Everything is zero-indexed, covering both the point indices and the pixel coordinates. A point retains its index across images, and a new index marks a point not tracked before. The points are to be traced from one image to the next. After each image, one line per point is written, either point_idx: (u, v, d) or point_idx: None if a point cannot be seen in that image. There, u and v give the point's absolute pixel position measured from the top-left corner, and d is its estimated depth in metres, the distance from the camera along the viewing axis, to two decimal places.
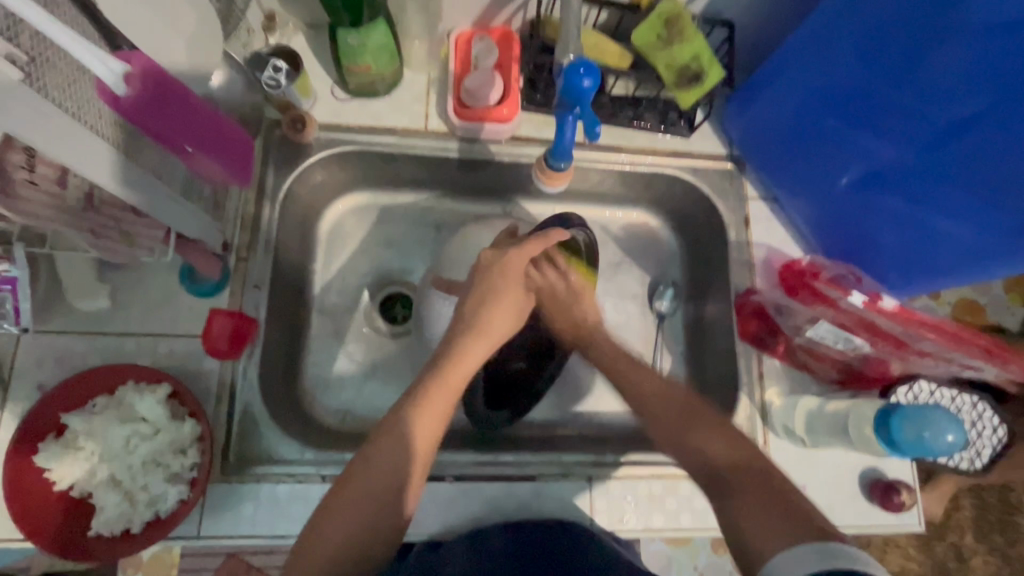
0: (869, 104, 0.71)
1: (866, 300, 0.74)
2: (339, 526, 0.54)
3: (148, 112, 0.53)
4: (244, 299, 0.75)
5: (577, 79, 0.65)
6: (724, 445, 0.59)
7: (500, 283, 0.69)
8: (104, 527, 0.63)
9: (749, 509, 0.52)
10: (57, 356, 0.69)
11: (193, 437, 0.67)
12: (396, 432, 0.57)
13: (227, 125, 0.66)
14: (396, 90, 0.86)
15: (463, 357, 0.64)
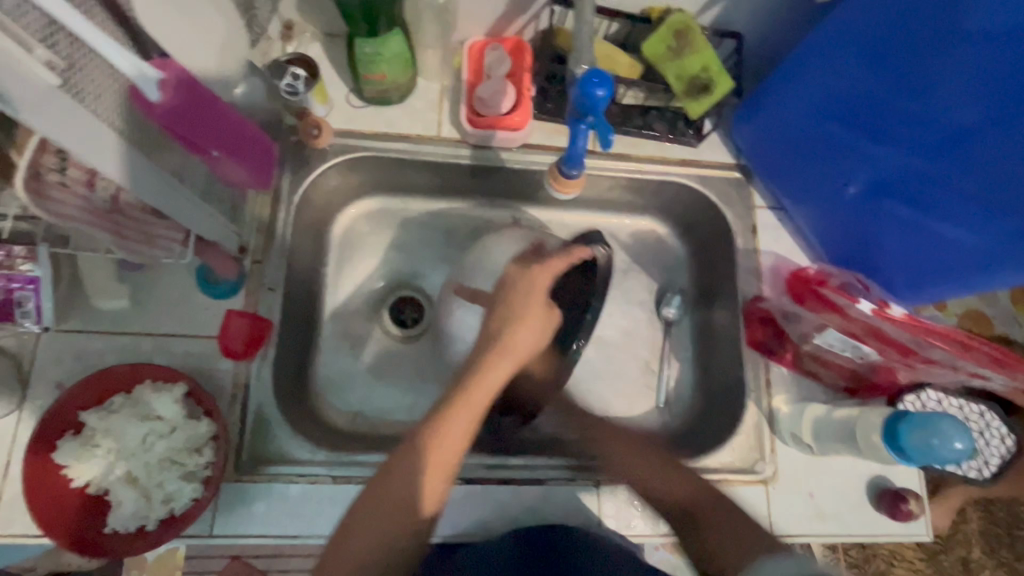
0: (875, 114, 0.72)
1: (874, 308, 0.75)
2: (364, 537, 0.57)
3: (176, 115, 0.55)
4: (259, 300, 0.76)
5: (590, 88, 0.66)
6: (682, 483, 0.68)
7: (527, 300, 0.66)
8: (120, 524, 0.65)
9: (727, 542, 0.62)
10: (76, 354, 0.70)
11: (208, 435, 0.68)
12: (414, 451, 0.58)
13: (251, 129, 0.68)
14: (410, 97, 0.88)
15: (487, 372, 0.62)
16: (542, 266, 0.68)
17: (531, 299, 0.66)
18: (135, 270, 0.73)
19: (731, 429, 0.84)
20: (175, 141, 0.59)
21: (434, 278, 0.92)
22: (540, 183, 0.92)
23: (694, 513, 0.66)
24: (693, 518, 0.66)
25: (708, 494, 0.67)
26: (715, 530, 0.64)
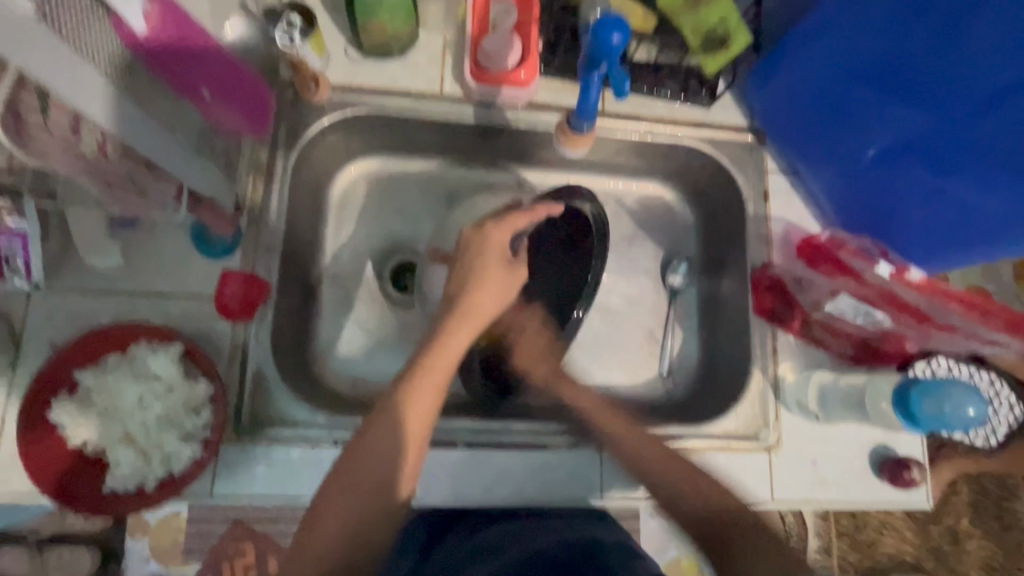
0: (899, 75, 0.68)
1: (892, 271, 0.73)
2: (338, 516, 0.55)
3: (163, 46, 0.53)
4: (256, 261, 0.74)
5: (607, 34, 0.65)
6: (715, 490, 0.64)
7: (483, 263, 0.67)
8: (119, 484, 0.64)
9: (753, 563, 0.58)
10: (67, 314, 0.68)
11: (206, 397, 0.67)
12: (387, 418, 0.58)
13: (238, 69, 0.66)
14: (412, 51, 0.84)
15: (451, 337, 0.64)
16: (497, 225, 0.68)
17: (488, 259, 0.67)
18: (128, 227, 0.70)
19: (735, 397, 0.83)
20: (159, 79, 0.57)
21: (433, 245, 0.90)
22: (545, 144, 0.89)
23: (714, 526, 0.62)
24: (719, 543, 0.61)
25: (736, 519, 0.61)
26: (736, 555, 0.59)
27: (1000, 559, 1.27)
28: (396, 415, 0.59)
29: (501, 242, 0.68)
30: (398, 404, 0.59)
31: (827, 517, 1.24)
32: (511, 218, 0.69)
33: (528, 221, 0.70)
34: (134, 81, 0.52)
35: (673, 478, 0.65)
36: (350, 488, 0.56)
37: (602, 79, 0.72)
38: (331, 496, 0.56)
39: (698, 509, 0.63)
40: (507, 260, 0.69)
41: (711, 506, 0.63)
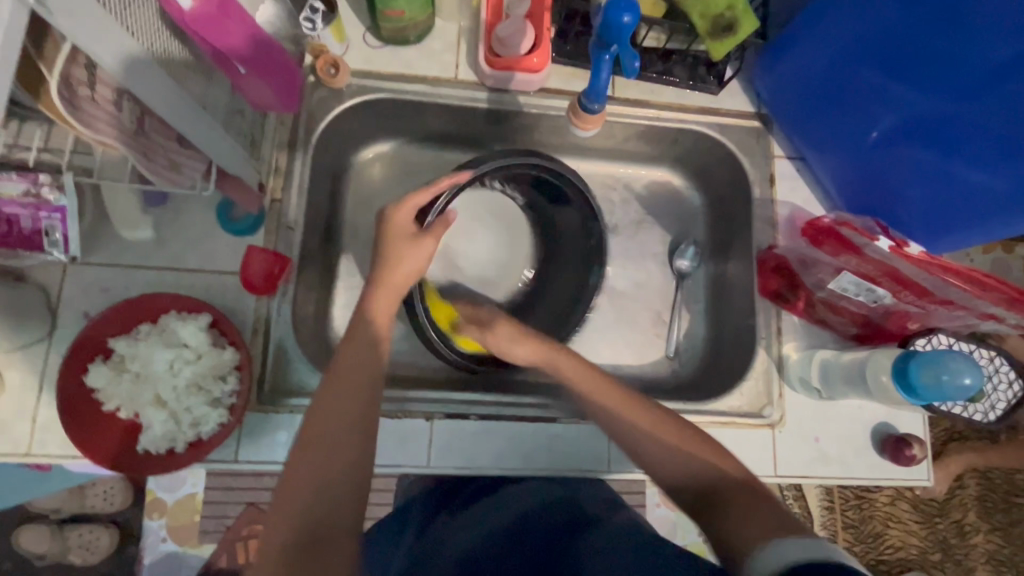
0: (901, 55, 0.70)
1: (892, 246, 0.71)
2: (303, 484, 0.52)
3: (207, 20, 0.56)
4: (279, 238, 0.78)
5: (617, 14, 0.66)
6: (698, 457, 0.58)
7: (393, 242, 0.68)
8: (152, 445, 0.67)
9: (742, 520, 0.50)
10: (102, 287, 0.72)
11: (232, 365, 0.70)
12: (341, 380, 0.57)
13: (277, 51, 0.68)
14: (428, 38, 0.87)
15: (374, 310, 0.64)
16: (398, 204, 0.69)
17: (392, 238, 0.68)
18: (159, 205, 0.74)
19: (740, 377, 0.86)
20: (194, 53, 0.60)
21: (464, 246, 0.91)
22: (557, 129, 0.92)
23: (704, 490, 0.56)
24: (704, 503, 0.55)
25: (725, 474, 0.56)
26: (725, 509, 0.53)
27: (1009, 552, 1.27)
28: (351, 369, 0.58)
29: (405, 220, 0.69)
30: (356, 360, 0.58)
31: (832, 506, 1.26)
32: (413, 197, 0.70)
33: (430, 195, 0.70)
34: (174, 57, 0.56)
35: (655, 435, 0.59)
36: (323, 442, 0.54)
37: (613, 60, 0.74)
38: (303, 450, 0.53)
39: (681, 466, 0.58)
40: (414, 234, 0.70)
41: (695, 461, 0.57)
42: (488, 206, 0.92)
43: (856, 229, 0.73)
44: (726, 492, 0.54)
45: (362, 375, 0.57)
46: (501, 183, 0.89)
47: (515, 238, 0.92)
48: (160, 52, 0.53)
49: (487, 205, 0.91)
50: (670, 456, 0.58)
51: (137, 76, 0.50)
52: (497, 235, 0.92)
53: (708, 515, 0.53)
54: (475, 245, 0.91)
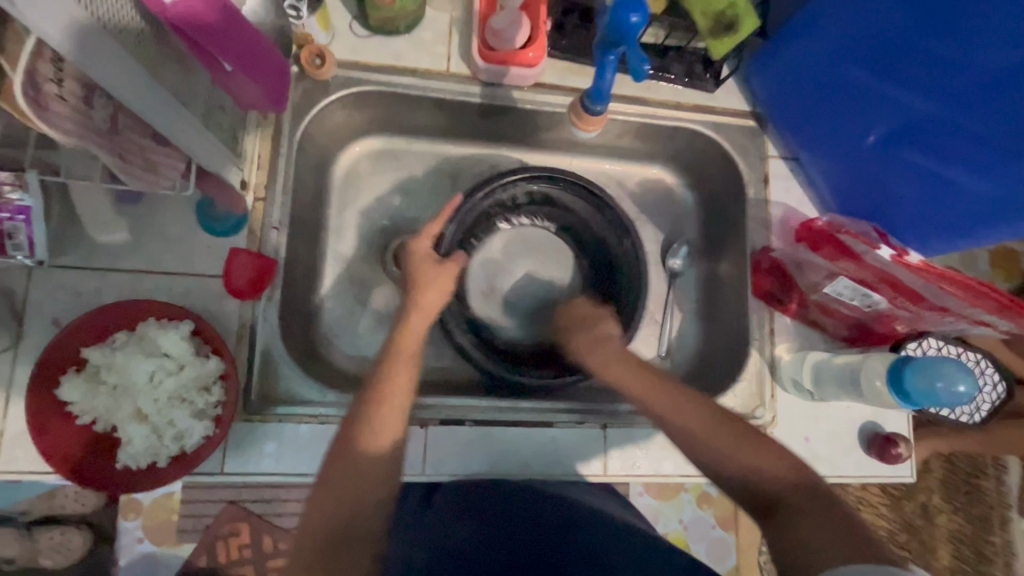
0: (897, 61, 0.70)
1: (894, 254, 0.70)
2: (336, 494, 0.57)
3: (190, 18, 0.52)
4: (263, 240, 0.74)
5: (625, 15, 0.63)
6: (771, 465, 0.57)
7: (421, 266, 0.72)
8: (132, 462, 0.63)
9: (816, 537, 0.50)
10: (72, 291, 0.67)
11: (217, 375, 0.66)
12: (374, 399, 0.61)
13: (269, 50, 0.65)
14: (417, 28, 0.83)
15: (406, 331, 0.67)
16: (416, 236, 0.74)
17: (419, 264, 0.72)
18: (132, 204, 0.69)
19: (733, 378, 0.86)
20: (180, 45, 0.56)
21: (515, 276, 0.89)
22: (551, 124, 0.90)
23: (773, 499, 0.55)
24: (774, 510, 0.55)
25: (798, 485, 0.55)
26: (796, 521, 0.52)
27: (966, 530, 1.34)
28: (387, 387, 0.62)
29: (424, 248, 0.73)
30: (390, 379, 0.62)
31: None
32: (432, 227, 0.74)
33: (439, 224, 0.75)
34: (151, 47, 0.52)
35: (717, 441, 0.59)
36: (351, 462, 0.58)
37: (619, 59, 0.72)
38: (335, 468, 0.58)
39: (748, 470, 0.57)
40: (436, 259, 0.73)
41: (766, 470, 0.57)
42: (527, 234, 0.89)
43: (857, 237, 0.73)
44: (796, 502, 0.54)
45: (394, 393, 0.62)
46: (529, 217, 0.88)
47: (558, 266, 0.90)
48: (132, 42, 0.48)
49: (521, 240, 0.89)
50: (734, 460, 0.58)
51: (108, 69, 0.45)
52: (539, 264, 0.89)
53: (774, 521, 0.54)
54: (521, 277, 0.89)
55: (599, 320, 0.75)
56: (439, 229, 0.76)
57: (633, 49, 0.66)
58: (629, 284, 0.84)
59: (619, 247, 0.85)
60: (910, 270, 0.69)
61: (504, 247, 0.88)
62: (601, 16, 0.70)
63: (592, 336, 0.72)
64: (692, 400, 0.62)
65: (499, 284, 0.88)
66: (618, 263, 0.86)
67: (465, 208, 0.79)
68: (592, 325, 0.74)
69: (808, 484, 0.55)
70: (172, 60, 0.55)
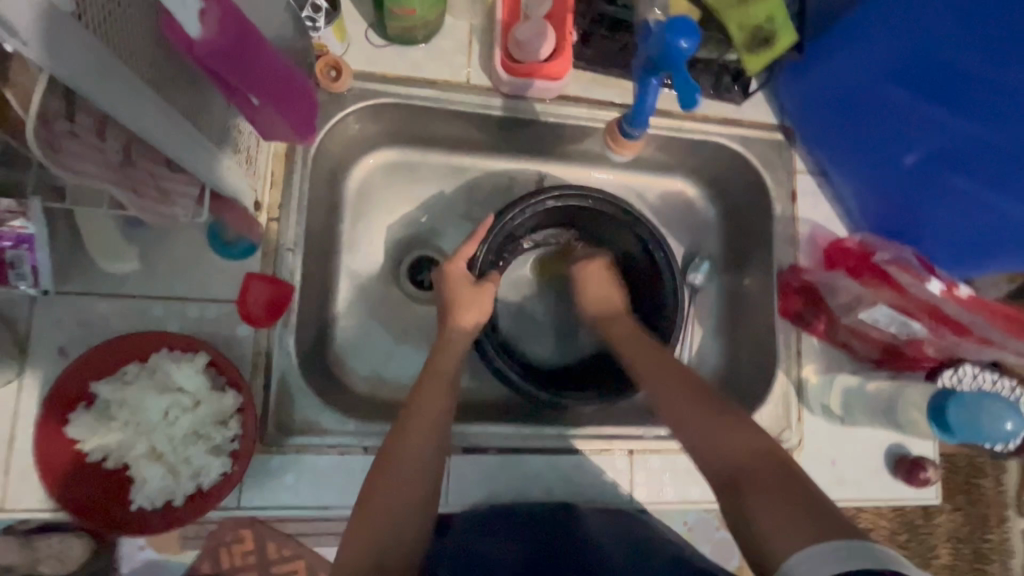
0: (948, 78, 0.66)
1: (942, 288, 0.72)
2: (381, 510, 0.59)
3: (220, 55, 0.48)
4: (278, 262, 0.71)
5: (674, 41, 0.61)
6: (735, 440, 0.57)
7: (458, 287, 0.75)
8: (146, 501, 0.61)
9: (769, 508, 0.49)
10: (78, 319, 0.64)
11: (234, 409, 0.64)
12: (416, 416, 0.65)
13: (298, 80, 0.61)
14: (436, 38, 0.79)
15: (444, 351, 0.71)
16: (452, 260, 0.77)
17: (454, 286, 0.75)
18: (140, 227, 0.66)
19: (759, 399, 0.84)
20: (202, 73, 0.53)
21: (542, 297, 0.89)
22: (572, 136, 0.86)
23: (733, 475, 0.55)
24: (732, 486, 0.54)
25: (759, 461, 0.54)
26: (752, 496, 0.51)
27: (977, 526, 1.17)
28: (426, 407, 0.66)
29: (460, 268, 0.76)
30: (427, 396, 0.67)
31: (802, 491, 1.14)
32: (467, 248, 0.78)
33: (474, 244, 0.78)
34: (169, 74, 0.48)
35: (694, 420, 0.60)
36: (394, 477, 0.61)
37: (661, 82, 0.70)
38: (381, 482, 0.61)
39: (712, 446, 0.58)
40: (470, 281, 0.76)
41: (727, 446, 0.57)
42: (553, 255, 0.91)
43: (904, 270, 0.74)
44: (755, 475, 0.53)
45: (434, 411, 0.66)
46: (556, 237, 0.88)
47: None
48: (150, 74, 0.45)
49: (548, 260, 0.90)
50: (700, 439, 0.59)
51: (129, 102, 0.43)
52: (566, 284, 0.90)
53: (736, 496, 0.53)
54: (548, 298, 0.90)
55: (614, 298, 0.81)
56: (474, 252, 0.78)
57: (678, 73, 0.64)
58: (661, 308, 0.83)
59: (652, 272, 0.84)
60: (960, 303, 0.71)
61: (533, 267, 0.90)
62: (643, 36, 0.67)
63: (612, 313, 0.79)
64: (680, 380, 0.65)
65: (530, 304, 0.89)
66: (649, 285, 0.85)
67: (500, 229, 0.79)
68: (614, 305, 0.80)
69: (768, 459, 0.54)
70: (191, 85, 0.53)
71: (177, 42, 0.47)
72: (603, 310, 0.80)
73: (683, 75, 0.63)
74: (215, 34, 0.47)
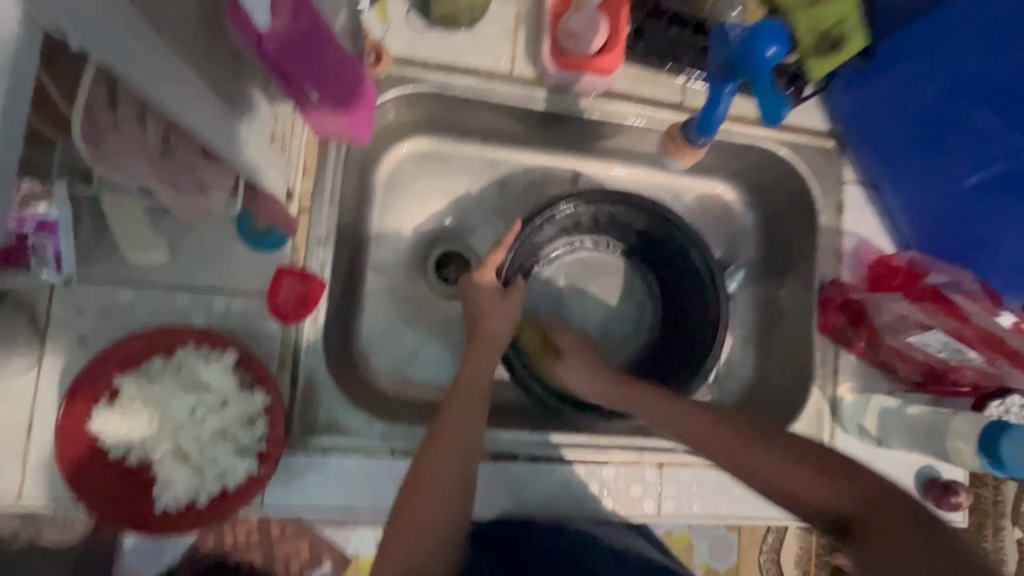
0: (1006, 93, 0.65)
1: (1013, 322, 0.70)
2: (418, 524, 0.55)
3: (288, 47, 0.47)
4: (309, 255, 0.68)
5: (761, 46, 0.61)
6: (820, 487, 0.53)
7: (494, 298, 0.71)
8: (170, 501, 0.59)
9: (899, 564, 0.46)
10: (99, 308, 0.61)
11: (261, 409, 0.62)
12: (452, 428, 0.60)
13: (362, 80, 0.60)
14: (480, 24, 0.75)
15: (475, 361, 0.67)
16: (478, 270, 0.73)
17: (484, 295, 0.71)
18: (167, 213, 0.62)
19: (790, 415, 0.81)
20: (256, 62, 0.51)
21: (578, 298, 0.85)
22: (614, 134, 0.83)
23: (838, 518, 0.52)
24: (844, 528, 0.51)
25: (873, 504, 0.50)
26: (877, 546, 0.48)
27: None
28: (462, 424, 0.61)
29: (488, 280, 0.72)
30: (463, 413, 0.62)
31: (808, 549, 0.98)
32: (490, 258, 0.73)
33: (504, 255, 0.74)
34: (218, 62, 0.45)
35: (748, 457, 0.57)
36: (428, 490, 0.57)
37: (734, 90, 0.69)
38: (411, 502, 0.56)
39: (802, 487, 0.54)
40: (501, 291, 0.72)
41: (805, 487, 0.54)
42: (583, 258, 0.86)
43: (973, 301, 0.72)
44: (865, 520, 0.50)
45: (467, 428, 0.61)
46: (592, 241, 0.85)
47: (612, 288, 0.86)
48: (204, 63, 0.43)
49: (582, 263, 0.86)
50: (782, 477, 0.55)
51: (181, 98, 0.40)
52: (605, 285, 0.86)
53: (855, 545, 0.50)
54: (585, 302, 0.86)
55: (594, 372, 0.71)
56: (501, 262, 0.75)
57: (757, 78, 0.64)
58: (695, 320, 0.80)
59: (694, 277, 0.81)
60: None
61: (569, 271, 0.85)
62: (718, 46, 0.67)
63: (610, 381, 0.69)
64: (719, 423, 0.60)
65: (566, 305, 0.85)
66: (688, 289, 0.82)
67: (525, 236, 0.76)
68: (607, 381, 0.69)
69: (881, 498, 0.50)
70: (237, 73, 0.49)
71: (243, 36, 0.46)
72: (606, 381, 0.69)
73: (767, 81, 0.63)
74: (286, 23, 0.46)
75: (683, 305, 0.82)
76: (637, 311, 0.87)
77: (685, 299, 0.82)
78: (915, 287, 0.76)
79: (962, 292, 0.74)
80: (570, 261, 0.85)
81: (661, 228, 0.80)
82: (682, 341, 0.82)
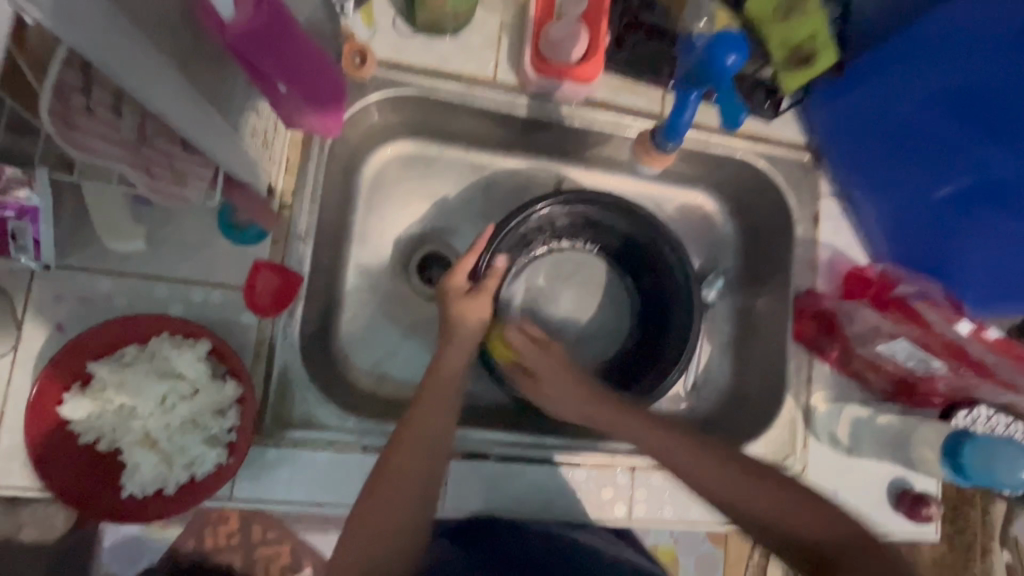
0: (974, 113, 0.66)
1: (971, 329, 0.71)
2: (382, 520, 0.56)
3: (257, 39, 0.49)
4: (288, 250, 0.69)
5: (722, 55, 0.63)
6: (796, 515, 0.57)
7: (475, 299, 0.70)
8: (137, 488, 0.59)
9: None
10: (78, 296, 0.62)
11: (232, 399, 0.62)
12: (418, 427, 0.60)
13: (327, 69, 0.61)
14: (464, 31, 0.77)
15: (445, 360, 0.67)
16: (449, 275, 0.72)
17: (455, 298, 0.70)
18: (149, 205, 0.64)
19: (764, 423, 0.82)
20: (234, 61, 0.53)
21: (557, 296, 0.87)
22: (596, 142, 0.84)
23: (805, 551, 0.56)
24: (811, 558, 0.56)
25: (846, 538, 0.55)
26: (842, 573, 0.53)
27: None
28: (425, 424, 0.61)
29: (458, 283, 0.71)
30: (427, 413, 0.61)
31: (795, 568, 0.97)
32: (461, 265, 0.72)
33: (475, 258, 0.73)
34: (198, 57, 0.47)
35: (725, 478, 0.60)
36: (391, 488, 0.57)
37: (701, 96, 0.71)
38: (375, 497, 0.57)
39: (783, 522, 0.57)
40: (471, 291, 0.71)
41: (788, 516, 0.57)
42: (559, 258, 0.87)
43: (932, 308, 0.74)
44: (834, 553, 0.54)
45: (432, 427, 0.61)
46: (569, 241, 0.86)
47: (593, 282, 0.88)
48: (185, 59, 0.44)
49: (561, 263, 0.87)
50: (766, 513, 0.58)
51: (158, 88, 0.42)
52: (583, 287, 0.88)
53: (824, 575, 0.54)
54: (562, 301, 0.87)
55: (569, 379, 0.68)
56: (474, 264, 0.73)
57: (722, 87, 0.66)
58: (670, 321, 0.81)
59: (667, 280, 0.82)
60: (988, 346, 0.70)
61: (547, 273, 0.87)
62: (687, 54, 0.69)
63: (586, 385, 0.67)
64: (695, 447, 0.61)
65: (544, 307, 0.86)
66: (663, 291, 0.83)
67: (503, 237, 0.75)
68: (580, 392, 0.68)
69: (849, 541, 0.54)
70: (219, 70, 0.51)
71: (215, 31, 0.47)
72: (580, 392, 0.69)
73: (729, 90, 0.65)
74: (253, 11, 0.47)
75: (662, 303, 0.83)
76: (613, 309, 0.88)
77: (658, 296, 0.84)
78: (884, 297, 0.78)
79: (924, 299, 0.75)
80: (551, 259, 0.87)
81: (636, 227, 0.81)
82: (659, 339, 0.83)
